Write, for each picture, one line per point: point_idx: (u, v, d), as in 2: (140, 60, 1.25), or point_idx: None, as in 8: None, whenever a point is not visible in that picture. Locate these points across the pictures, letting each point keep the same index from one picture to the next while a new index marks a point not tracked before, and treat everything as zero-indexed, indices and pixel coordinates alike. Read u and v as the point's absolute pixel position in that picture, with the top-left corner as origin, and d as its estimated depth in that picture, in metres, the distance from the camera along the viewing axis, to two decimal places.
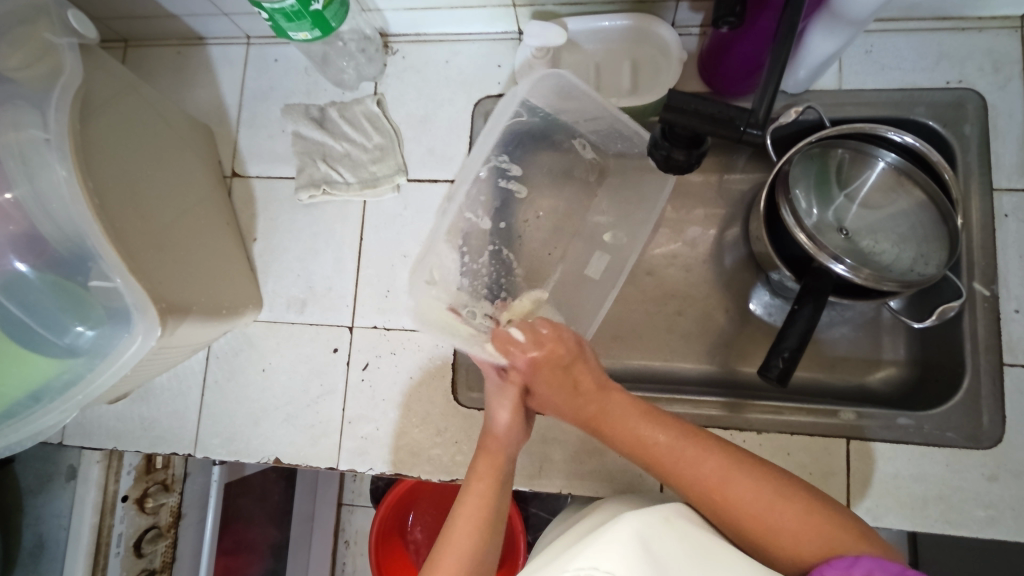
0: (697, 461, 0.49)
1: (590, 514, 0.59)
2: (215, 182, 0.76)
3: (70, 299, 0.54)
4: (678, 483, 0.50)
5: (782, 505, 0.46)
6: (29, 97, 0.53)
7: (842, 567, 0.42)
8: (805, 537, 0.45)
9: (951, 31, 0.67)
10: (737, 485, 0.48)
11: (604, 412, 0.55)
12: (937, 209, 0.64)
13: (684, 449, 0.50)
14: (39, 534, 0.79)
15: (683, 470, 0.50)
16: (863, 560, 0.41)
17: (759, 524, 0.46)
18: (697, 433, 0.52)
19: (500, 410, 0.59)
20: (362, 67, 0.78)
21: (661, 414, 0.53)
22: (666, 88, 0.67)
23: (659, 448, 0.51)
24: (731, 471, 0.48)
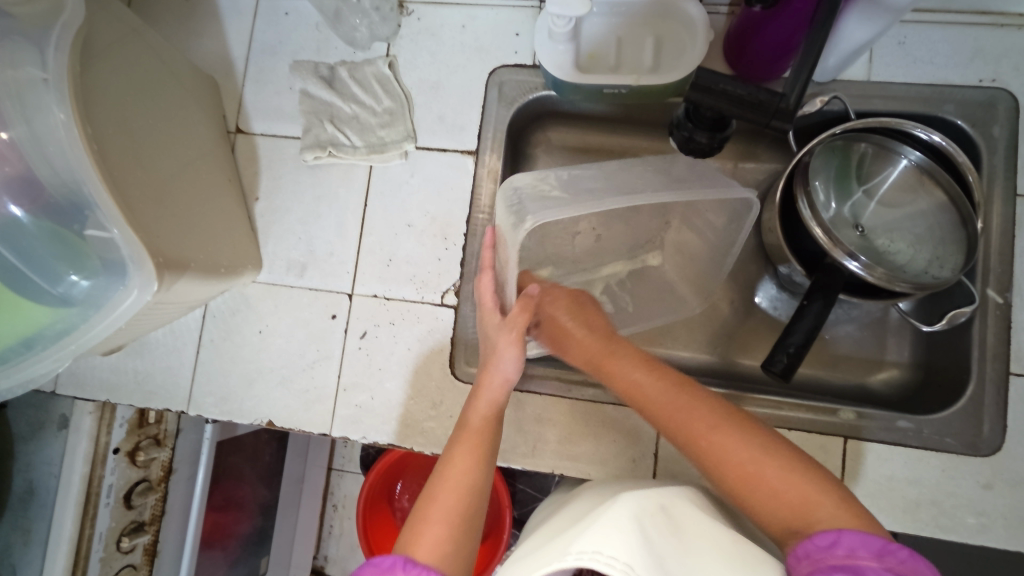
0: (687, 409, 0.49)
1: (573, 506, 0.56)
2: (218, 138, 0.74)
3: (65, 248, 0.53)
4: (667, 429, 0.50)
5: (768, 464, 0.45)
6: (27, 35, 0.51)
7: (824, 543, 0.38)
8: (784, 498, 0.43)
9: (989, 26, 0.65)
10: (724, 436, 0.47)
11: (609, 355, 0.57)
12: (957, 211, 0.63)
13: (673, 397, 0.51)
14: (29, 480, 0.78)
15: (672, 415, 0.50)
16: (845, 537, 0.38)
17: (741, 478, 0.45)
18: (689, 382, 0.52)
19: (508, 364, 0.57)
20: (375, 26, 0.75)
21: (660, 365, 0.54)
22: (691, 65, 0.64)
23: (648, 398, 0.52)
24: (717, 427, 0.48)
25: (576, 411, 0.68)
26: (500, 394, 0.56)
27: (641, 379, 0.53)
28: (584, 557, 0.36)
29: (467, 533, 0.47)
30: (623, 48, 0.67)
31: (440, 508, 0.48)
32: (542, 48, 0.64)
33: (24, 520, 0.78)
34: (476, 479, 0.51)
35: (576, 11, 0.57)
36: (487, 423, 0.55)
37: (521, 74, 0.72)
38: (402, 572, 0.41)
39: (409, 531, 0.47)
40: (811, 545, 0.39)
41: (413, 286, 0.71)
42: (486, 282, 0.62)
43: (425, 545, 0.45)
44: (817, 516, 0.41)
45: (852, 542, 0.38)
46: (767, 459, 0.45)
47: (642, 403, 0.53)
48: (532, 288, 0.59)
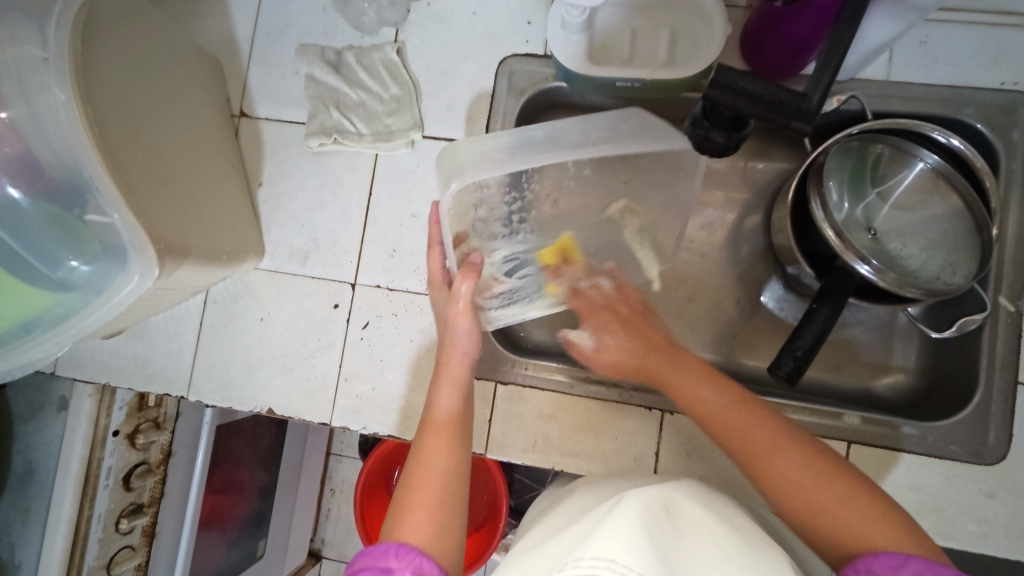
0: (749, 428, 0.49)
1: (569, 503, 0.56)
2: (222, 121, 0.72)
3: (64, 231, 0.52)
4: (725, 443, 0.50)
5: (831, 487, 0.45)
6: (28, 12, 0.49)
7: (893, 566, 0.39)
8: (845, 519, 0.44)
9: (1014, 27, 0.63)
10: (786, 457, 0.47)
11: (667, 366, 0.57)
12: (972, 217, 0.62)
13: (736, 415, 0.50)
14: (28, 460, 0.78)
15: (734, 433, 0.50)
16: (914, 560, 0.39)
17: (802, 499, 0.45)
18: (751, 401, 0.51)
19: (462, 337, 0.58)
20: (384, 10, 0.73)
21: (723, 379, 0.54)
22: (704, 62, 0.62)
23: (709, 407, 0.52)
24: (781, 444, 0.48)
25: (578, 407, 0.67)
26: (463, 371, 0.58)
27: (708, 392, 0.53)
28: (598, 565, 0.34)
29: (447, 509, 0.48)
30: (637, 40, 0.65)
31: (423, 495, 0.48)
32: (555, 39, 0.62)
33: (23, 499, 0.78)
34: (450, 464, 0.51)
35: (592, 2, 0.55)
36: (451, 418, 0.55)
37: (532, 64, 0.70)
38: (397, 560, 0.42)
39: (394, 514, 0.47)
40: (876, 561, 0.40)
41: (417, 277, 0.71)
42: (437, 260, 0.62)
43: (409, 526, 0.45)
44: (879, 540, 0.42)
45: (921, 569, 0.38)
46: (829, 480, 0.45)
47: (700, 417, 0.53)
48: (472, 257, 0.58)
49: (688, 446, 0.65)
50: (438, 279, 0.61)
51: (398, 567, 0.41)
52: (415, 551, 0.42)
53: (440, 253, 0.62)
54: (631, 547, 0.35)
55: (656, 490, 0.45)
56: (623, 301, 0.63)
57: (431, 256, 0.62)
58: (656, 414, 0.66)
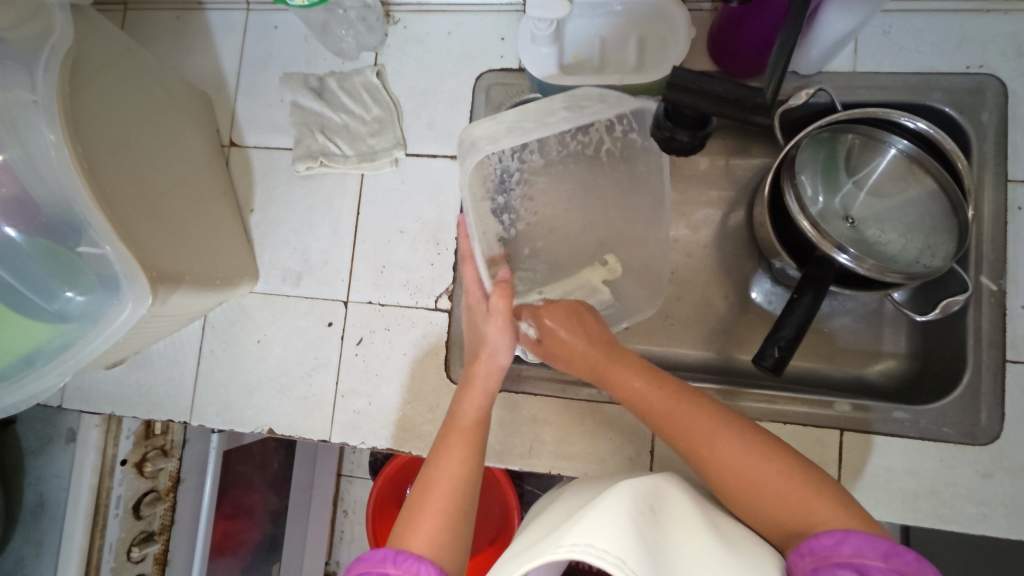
0: (688, 417, 0.50)
1: (551, 511, 0.56)
2: (212, 151, 0.75)
3: (61, 265, 0.54)
4: (666, 434, 0.51)
5: (769, 471, 0.44)
6: (17, 58, 0.52)
7: (829, 540, 0.38)
8: (784, 500, 0.43)
9: (975, 12, 0.64)
10: (726, 445, 0.47)
11: (609, 362, 0.58)
12: (947, 199, 0.62)
13: (672, 402, 0.51)
14: (39, 494, 0.80)
15: (672, 424, 0.51)
16: (851, 538, 0.38)
17: (739, 483, 0.45)
18: (687, 391, 0.52)
19: (502, 352, 0.60)
20: (362, 36, 0.76)
21: (663, 375, 0.55)
22: (671, 65, 0.63)
23: (649, 402, 0.53)
24: (715, 429, 0.48)
25: (572, 410, 0.68)
26: (493, 378, 0.60)
27: (643, 383, 0.55)
28: (576, 549, 0.35)
29: (460, 523, 0.47)
30: (607, 50, 0.67)
31: (442, 495, 0.48)
32: (527, 53, 0.64)
33: (36, 532, 0.80)
34: (470, 478, 0.51)
35: (555, 13, 0.58)
36: (475, 422, 0.56)
37: (508, 78, 0.73)
38: (393, 566, 0.42)
39: (406, 518, 0.47)
40: (817, 542, 0.39)
41: (407, 291, 0.72)
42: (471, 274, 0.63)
43: (419, 535, 0.45)
44: (819, 518, 0.41)
45: (860, 540, 0.38)
46: (766, 466, 0.45)
47: (642, 408, 0.54)
48: (501, 274, 0.62)
49: None
50: (476, 293, 0.63)
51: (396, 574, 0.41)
52: (412, 558, 0.42)
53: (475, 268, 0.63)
54: (612, 534, 0.36)
55: (645, 484, 0.45)
56: (574, 304, 0.64)
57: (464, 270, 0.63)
58: None
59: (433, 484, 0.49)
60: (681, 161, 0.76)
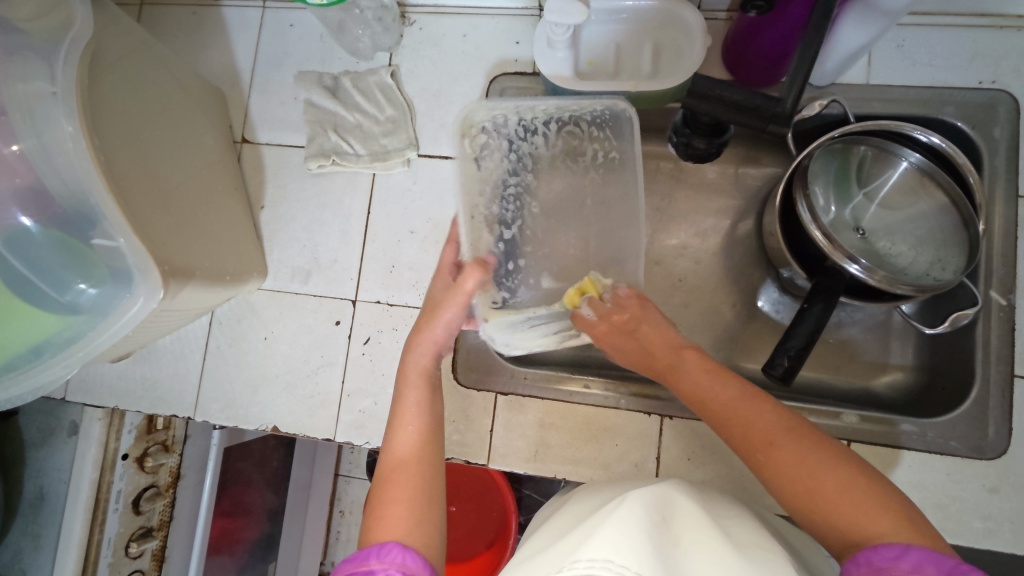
0: (756, 420, 0.49)
1: (564, 513, 0.56)
2: (224, 147, 0.75)
3: (73, 257, 0.54)
4: (729, 432, 0.51)
5: (833, 477, 0.44)
6: (37, 49, 0.52)
7: (892, 553, 0.38)
8: (848, 512, 0.43)
9: (989, 28, 0.65)
10: (790, 451, 0.46)
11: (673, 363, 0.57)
12: (958, 213, 0.62)
13: (742, 403, 0.51)
14: (39, 486, 0.80)
15: (736, 422, 0.50)
16: (913, 553, 0.38)
17: (799, 487, 0.45)
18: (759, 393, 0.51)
19: (442, 329, 0.60)
20: (378, 36, 0.76)
21: (731, 373, 0.54)
22: (687, 74, 0.63)
23: (717, 402, 0.52)
24: (785, 435, 0.47)
25: (579, 415, 0.68)
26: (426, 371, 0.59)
27: (710, 381, 0.54)
28: (595, 565, 0.35)
29: (425, 512, 0.48)
30: (622, 55, 0.68)
31: (399, 488, 0.49)
32: (543, 56, 0.65)
33: (34, 525, 0.80)
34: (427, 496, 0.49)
35: (573, 18, 0.58)
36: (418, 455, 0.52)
37: (522, 81, 0.73)
38: (377, 561, 0.43)
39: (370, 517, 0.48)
40: (876, 554, 0.39)
41: (416, 291, 0.72)
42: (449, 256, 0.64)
43: (385, 528, 0.45)
44: (876, 529, 0.41)
45: (921, 558, 0.37)
46: (830, 470, 0.45)
47: (705, 408, 0.53)
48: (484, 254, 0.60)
49: (689, 450, 0.65)
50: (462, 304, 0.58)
51: (381, 567, 0.42)
52: (396, 550, 0.43)
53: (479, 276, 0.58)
54: (627, 549, 0.36)
55: (655, 493, 0.45)
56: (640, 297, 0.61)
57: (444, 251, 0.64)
58: (655, 419, 0.66)
59: (390, 481, 0.50)
60: (693, 169, 0.77)
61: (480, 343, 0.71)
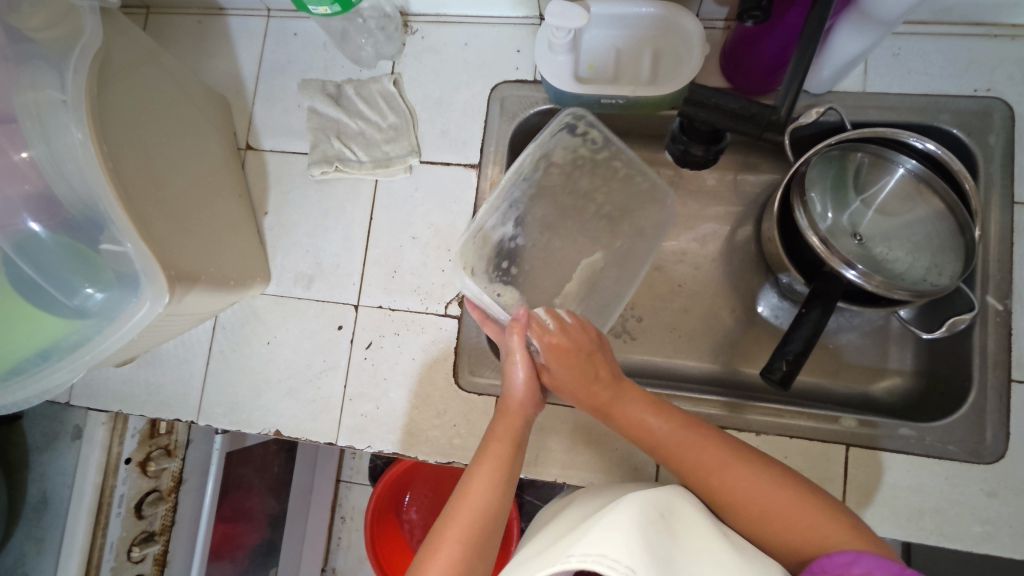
0: (701, 449, 0.51)
1: (563, 515, 0.57)
2: (229, 154, 0.76)
3: (82, 262, 0.55)
4: (677, 467, 0.53)
5: (780, 498, 0.47)
6: (47, 58, 0.53)
7: (843, 562, 0.42)
8: (802, 529, 0.46)
9: (983, 37, 0.66)
10: (739, 475, 0.49)
11: (613, 399, 0.57)
12: (954, 219, 0.63)
13: (686, 439, 0.52)
14: (43, 490, 0.80)
15: (682, 455, 0.52)
16: (863, 559, 0.41)
17: (750, 512, 0.48)
18: (694, 422, 0.54)
19: (519, 389, 0.59)
20: (381, 45, 0.77)
21: (668, 406, 0.56)
22: (684, 81, 0.64)
23: (660, 438, 0.54)
24: (732, 462, 0.50)
25: (579, 419, 0.68)
26: (514, 422, 0.58)
27: (652, 417, 0.55)
28: (589, 559, 0.36)
29: (480, 551, 0.49)
30: (622, 61, 0.69)
31: (456, 529, 0.50)
32: (543, 62, 0.65)
33: (38, 529, 0.80)
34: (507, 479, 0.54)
35: (574, 23, 0.59)
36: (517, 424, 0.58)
37: (523, 90, 0.74)
38: None
39: (426, 549, 0.49)
40: (830, 561, 0.42)
41: (418, 297, 0.73)
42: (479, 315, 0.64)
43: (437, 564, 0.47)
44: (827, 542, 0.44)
45: (870, 565, 0.40)
46: (778, 492, 0.48)
47: (651, 445, 0.55)
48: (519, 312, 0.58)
49: None
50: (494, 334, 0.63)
51: None
52: None
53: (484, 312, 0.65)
54: (621, 543, 0.37)
55: (654, 494, 0.46)
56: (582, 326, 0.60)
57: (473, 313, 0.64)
58: None
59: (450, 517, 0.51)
60: (692, 175, 0.78)
61: (481, 347, 0.71)
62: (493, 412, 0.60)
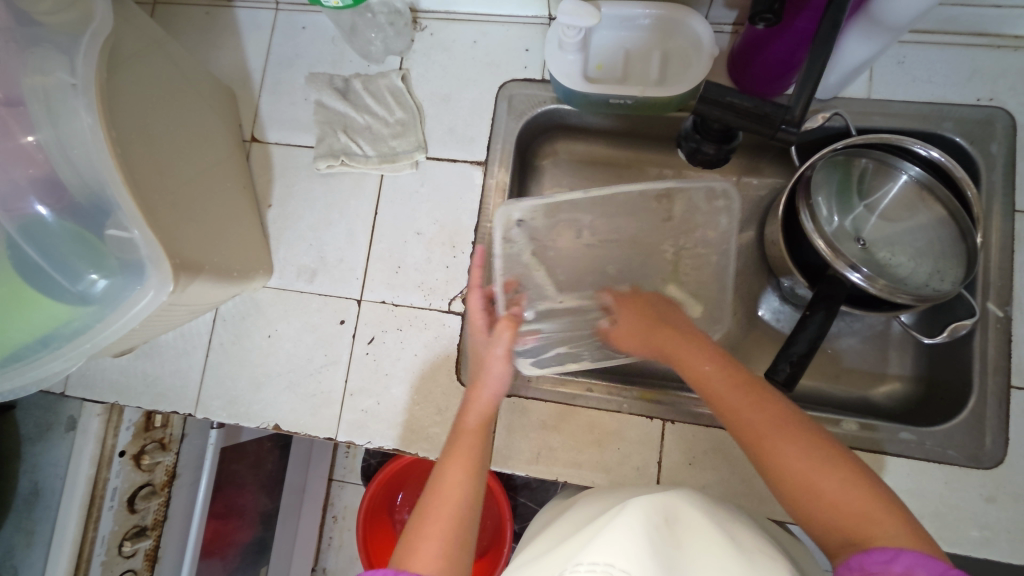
0: (756, 409, 0.50)
1: (563, 519, 0.56)
2: (234, 146, 0.76)
3: (85, 247, 0.54)
4: (729, 425, 0.51)
5: (830, 477, 0.45)
6: (56, 42, 0.53)
7: (882, 558, 0.38)
8: (848, 510, 0.43)
9: (987, 48, 0.67)
10: (789, 445, 0.47)
11: (686, 349, 0.58)
12: (956, 226, 0.64)
13: (741, 396, 0.51)
14: (35, 481, 0.79)
15: (737, 412, 0.51)
16: (903, 555, 0.38)
17: (796, 485, 0.46)
18: (756, 383, 0.53)
19: (495, 380, 0.62)
20: (390, 40, 0.77)
21: (733, 363, 0.55)
22: (694, 81, 0.65)
23: (719, 394, 0.53)
24: (783, 433, 0.48)
25: (581, 419, 0.68)
26: (489, 409, 0.60)
27: (712, 371, 0.55)
28: (596, 569, 0.35)
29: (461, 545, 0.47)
30: (630, 62, 0.69)
31: (438, 521, 0.48)
32: (553, 59, 0.66)
33: (28, 521, 0.79)
34: (478, 470, 0.54)
35: (586, 22, 0.59)
36: (481, 422, 0.58)
37: (531, 88, 0.74)
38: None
39: (405, 544, 0.47)
40: (868, 558, 0.39)
41: (421, 293, 0.72)
42: (477, 302, 0.66)
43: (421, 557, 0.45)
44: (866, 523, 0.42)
45: (911, 562, 0.37)
46: (828, 470, 0.45)
47: (709, 396, 0.54)
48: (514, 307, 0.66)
49: (691, 455, 0.66)
50: (479, 324, 0.65)
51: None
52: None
53: (481, 296, 0.66)
54: (628, 549, 0.36)
55: (659, 499, 0.45)
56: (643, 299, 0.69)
57: (471, 298, 0.66)
58: (657, 424, 0.67)
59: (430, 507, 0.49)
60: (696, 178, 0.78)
61: None
62: (458, 411, 0.61)
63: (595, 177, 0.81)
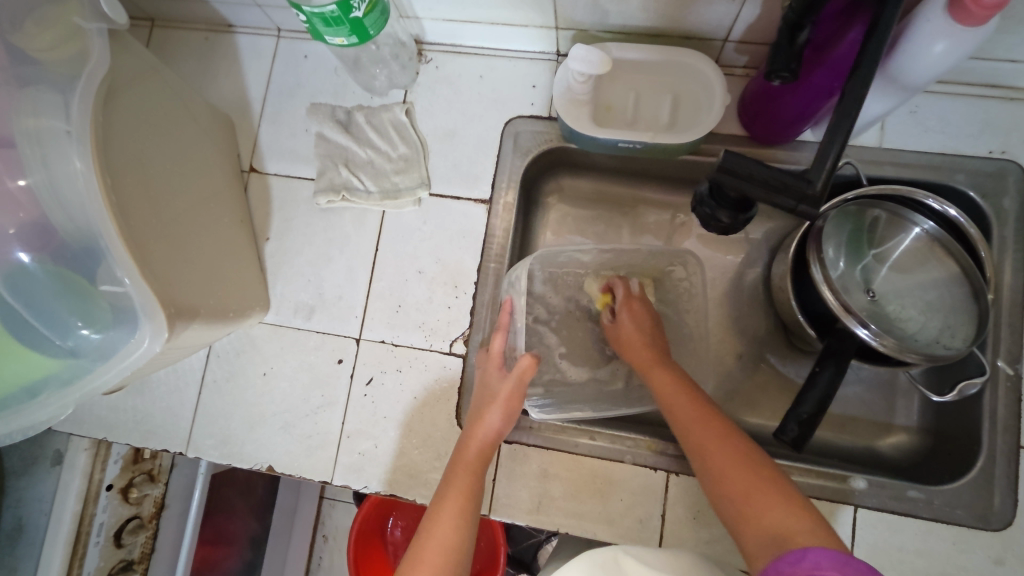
0: (701, 422, 0.55)
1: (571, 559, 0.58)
2: (231, 177, 0.74)
3: (74, 298, 0.52)
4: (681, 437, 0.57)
5: (753, 481, 0.50)
6: (52, 82, 0.51)
7: (793, 559, 0.42)
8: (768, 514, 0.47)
9: (1000, 99, 0.66)
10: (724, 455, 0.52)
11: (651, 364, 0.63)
12: (969, 283, 0.62)
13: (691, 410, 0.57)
14: (18, 516, 0.77)
15: (686, 425, 0.56)
16: (811, 554, 0.41)
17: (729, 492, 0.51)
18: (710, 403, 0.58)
19: (497, 418, 0.60)
20: (395, 75, 0.76)
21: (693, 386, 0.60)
22: (706, 128, 0.63)
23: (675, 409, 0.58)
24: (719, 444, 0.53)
25: (584, 467, 0.67)
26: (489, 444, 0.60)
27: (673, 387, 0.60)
28: None
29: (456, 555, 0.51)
30: (640, 104, 0.68)
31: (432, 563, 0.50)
32: (562, 101, 0.65)
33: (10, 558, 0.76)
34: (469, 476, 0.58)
35: (597, 69, 0.59)
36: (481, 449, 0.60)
37: (538, 126, 0.73)
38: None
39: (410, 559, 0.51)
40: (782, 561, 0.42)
41: (422, 333, 0.71)
42: (499, 344, 0.64)
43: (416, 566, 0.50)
44: (787, 525, 0.46)
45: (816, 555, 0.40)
46: (757, 478, 0.50)
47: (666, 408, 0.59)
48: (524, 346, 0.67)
49: (695, 508, 0.64)
50: (496, 360, 0.64)
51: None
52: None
53: (503, 339, 0.65)
54: None
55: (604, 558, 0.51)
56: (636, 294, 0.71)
57: (495, 339, 0.65)
58: (661, 475, 0.66)
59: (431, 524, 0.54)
60: None
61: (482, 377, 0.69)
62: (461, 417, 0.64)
63: (599, 214, 0.79)
